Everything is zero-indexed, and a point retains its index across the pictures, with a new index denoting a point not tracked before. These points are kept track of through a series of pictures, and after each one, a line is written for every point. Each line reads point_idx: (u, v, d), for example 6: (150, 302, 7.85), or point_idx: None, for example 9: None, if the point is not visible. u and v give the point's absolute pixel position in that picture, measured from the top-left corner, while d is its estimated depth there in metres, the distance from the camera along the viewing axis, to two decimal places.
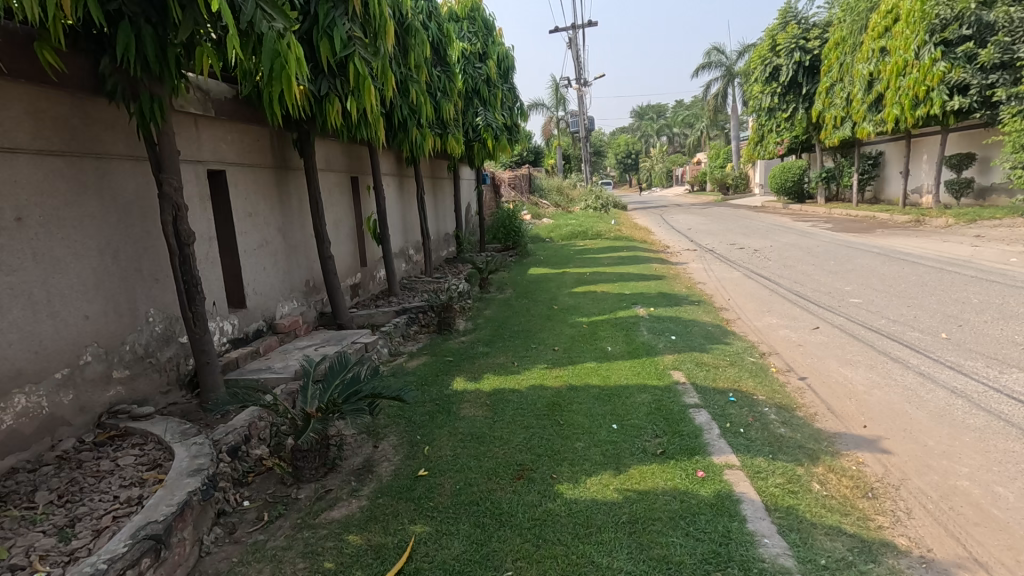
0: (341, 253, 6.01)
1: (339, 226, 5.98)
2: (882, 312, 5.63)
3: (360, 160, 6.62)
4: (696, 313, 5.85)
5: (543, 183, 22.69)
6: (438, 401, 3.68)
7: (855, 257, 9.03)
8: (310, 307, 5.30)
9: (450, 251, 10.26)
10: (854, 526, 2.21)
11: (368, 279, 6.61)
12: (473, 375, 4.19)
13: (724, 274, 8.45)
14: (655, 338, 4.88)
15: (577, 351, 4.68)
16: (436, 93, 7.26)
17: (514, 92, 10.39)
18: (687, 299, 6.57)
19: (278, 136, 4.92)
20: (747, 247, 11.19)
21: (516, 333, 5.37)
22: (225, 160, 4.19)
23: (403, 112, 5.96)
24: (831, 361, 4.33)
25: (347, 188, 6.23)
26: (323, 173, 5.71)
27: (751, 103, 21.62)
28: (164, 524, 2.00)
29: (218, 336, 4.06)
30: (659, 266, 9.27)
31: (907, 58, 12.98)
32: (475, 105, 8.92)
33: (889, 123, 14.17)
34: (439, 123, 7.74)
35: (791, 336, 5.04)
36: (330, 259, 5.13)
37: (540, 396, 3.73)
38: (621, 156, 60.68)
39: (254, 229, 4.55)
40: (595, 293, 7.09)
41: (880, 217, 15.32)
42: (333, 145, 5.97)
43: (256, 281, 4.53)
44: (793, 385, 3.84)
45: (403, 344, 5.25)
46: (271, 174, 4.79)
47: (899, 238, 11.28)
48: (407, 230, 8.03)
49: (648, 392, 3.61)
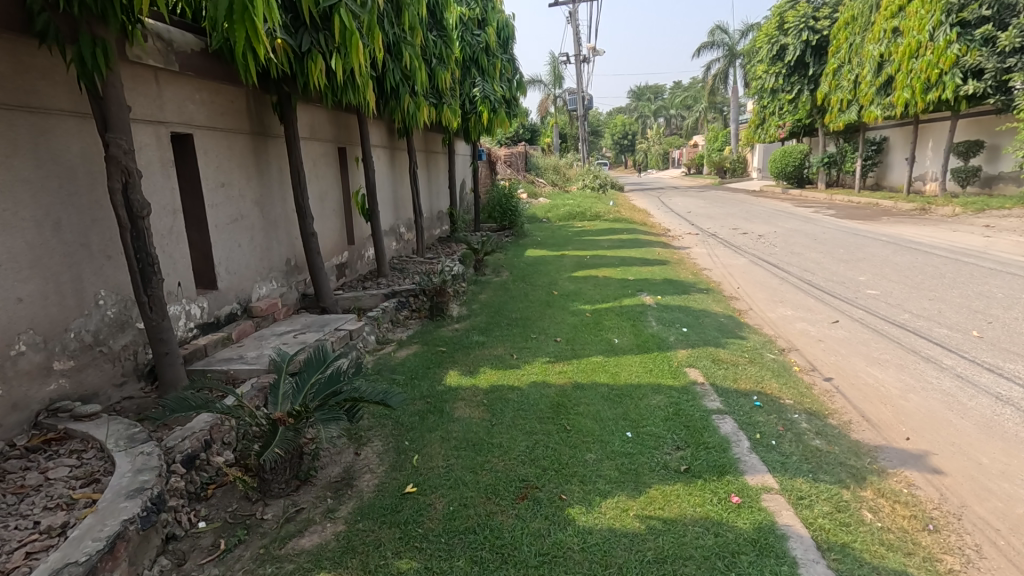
0: (325, 230, 5.56)
1: (323, 200, 5.52)
2: (903, 305, 5.28)
3: (348, 130, 6.13)
4: (705, 302, 5.48)
5: (539, 162, 22.13)
6: (429, 399, 3.30)
7: (864, 245, 8.67)
8: (291, 288, 4.88)
9: (444, 230, 9.81)
10: (922, 571, 1.86)
11: (355, 258, 6.18)
12: (467, 369, 3.80)
13: (730, 260, 8.07)
14: (665, 330, 4.51)
15: (581, 343, 4.29)
16: (431, 60, 6.73)
17: (513, 63, 9.84)
18: (695, 287, 6.20)
19: (257, 99, 4.43)
20: (750, 233, 10.82)
21: (514, 321, 4.97)
22: (193, 123, 3.72)
23: (394, 79, 5.47)
24: (857, 359, 3.99)
25: (333, 159, 5.74)
26: (306, 142, 5.23)
27: (755, 84, 21.07)
28: (86, 567, 1.61)
29: (183, 321, 3.63)
30: (662, 250, 8.88)
31: (921, 40, 12.53)
32: (473, 74, 8.39)
33: (898, 107, 13.73)
34: (434, 92, 7.23)
35: (810, 330, 4.68)
36: (314, 237, 4.70)
37: (544, 395, 3.34)
38: (617, 137, 59.84)
39: (228, 201, 4.09)
40: (596, 278, 6.70)
41: (883, 204, 14.98)
42: (318, 112, 5.47)
43: (228, 260, 4.08)
44: (820, 386, 3.49)
45: (392, 330, 4.85)
46: (247, 141, 4.31)
47: (906, 226, 10.95)
48: (399, 206, 7.57)
49: (663, 394, 3.25)
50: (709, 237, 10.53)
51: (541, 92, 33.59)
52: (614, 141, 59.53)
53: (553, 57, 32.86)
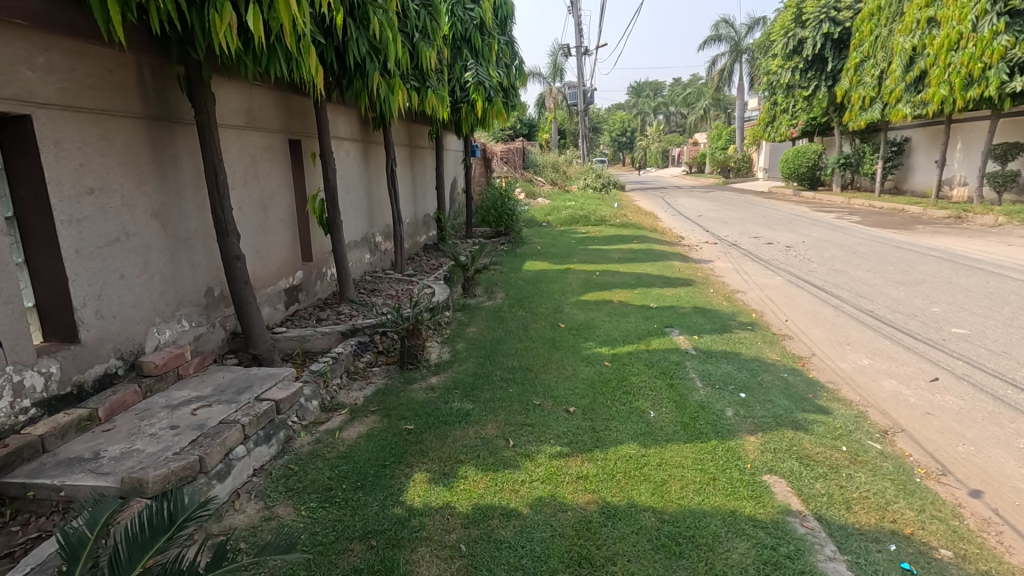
0: (267, 247, 4.32)
1: (264, 208, 4.28)
2: (1013, 353, 4.08)
3: (304, 118, 4.89)
4: (756, 346, 4.27)
5: (538, 159, 20.88)
6: (375, 543, 2.09)
7: (915, 262, 7.47)
8: (214, 327, 3.66)
9: (429, 236, 8.57)
10: None
11: (313, 279, 4.98)
12: (440, 470, 2.59)
13: (764, 279, 6.88)
14: (715, 396, 3.31)
15: (604, 419, 3.08)
16: (412, 35, 5.48)
17: (511, 47, 8.60)
18: (735, 319, 4.98)
19: (157, 71, 3.18)
20: (776, 243, 9.61)
21: (510, 373, 3.74)
22: (32, 100, 2.49)
23: (361, 52, 4.19)
24: (999, 453, 2.79)
25: (280, 154, 4.50)
26: (239, 133, 3.98)
27: (769, 79, 19.91)
28: None
29: (7, 400, 2.37)
30: (682, 264, 7.65)
31: (961, 31, 11.41)
32: (464, 57, 7.17)
33: (932, 105, 12.60)
34: (416, 74, 5.95)
35: (908, 395, 3.48)
36: (240, 260, 3.48)
37: (557, 534, 2.13)
38: (615, 135, 58.46)
39: (104, 214, 2.86)
40: (610, 304, 5.49)
41: (910, 210, 13.80)
42: (260, 93, 4.23)
43: (102, 298, 2.84)
44: (975, 515, 2.29)
45: (346, 386, 3.60)
46: (139, 129, 3.07)
47: (948, 237, 9.79)
48: (373, 211, 6.38)
49: (746, 539, 2.06)
50: (730, 247, 9.30)
51: (541, 86, 32.28)
52: (613, 138, 58.16)
53: (554, 49, 31.43)
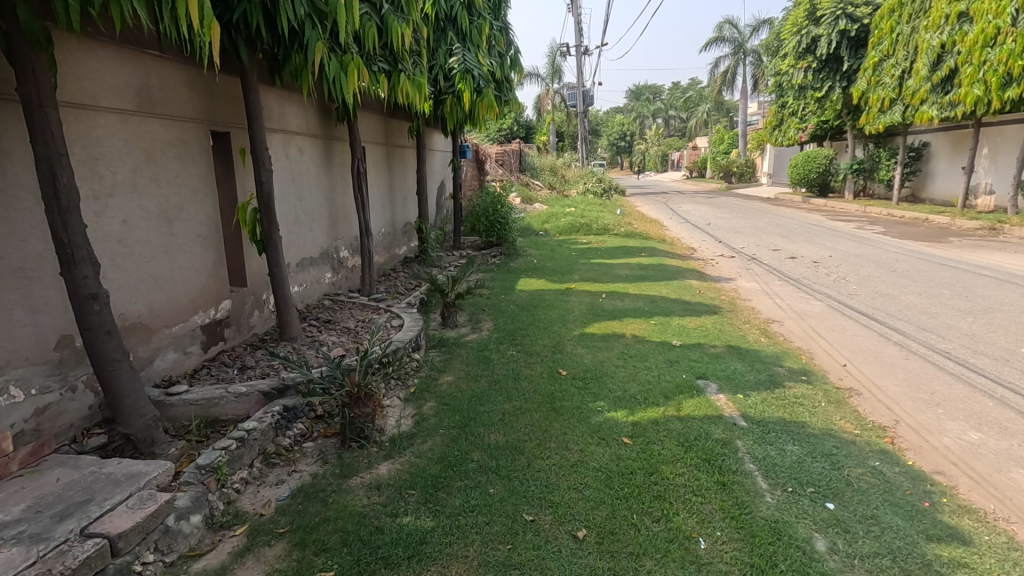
0: (170, 273, 3.22)
1: (167, 219, 3.19)
2: None
3: (232, 102, 3.79)
4: (822, 410, 3.21)
5: (536, 162, 19.86)
6: None
7: (971, 284, 6.43)
8: (71, 393, 2.57)
9: (411, 247, 7.48)
10: None
11: (245, 309, 3.91)
12: None
13: (800, 304, 5.83)
14: (791, 508, 2.25)
15: (629, 555, 2.00)
16: (380, 5, 4.42)
17: (505, 33, 7.57)
18: (782, 366, 3.92)
19: None
20: (800, 257, 8.58)
21: (490, 458, 2.66)
22: None
23: (298, 15, 3.12)
24: None
25: (193, 149, 3.40)
26: (122, 117, 2.89)
27: (778, 80, 18.92)
28: None
29: None
30: (701, 284, 6.61)
31: (999, 25, 10.43)
32: (449, 40, 6.12)
33: (964, 107, 11.64)
34: (386, 54, 4.88)
35: None
36: (100, 301, 2.37)
37: None
38: (614, 138, 57.41)
39: None
40: (622, 339, 4.42)
41: (936, 220, 12.78)
42: (158, 65, 3.14)
43: None
44: None
45: (255, 483, 2.51)
46: None
47: (991, 252, 8.74)
48: (336, 221, 5.30)
49: None
50: (751, 262, 8.24)
51: (539, 88, 31.24)
52: (612, 142, 57.18)
53: (552, 48, 30.31)
